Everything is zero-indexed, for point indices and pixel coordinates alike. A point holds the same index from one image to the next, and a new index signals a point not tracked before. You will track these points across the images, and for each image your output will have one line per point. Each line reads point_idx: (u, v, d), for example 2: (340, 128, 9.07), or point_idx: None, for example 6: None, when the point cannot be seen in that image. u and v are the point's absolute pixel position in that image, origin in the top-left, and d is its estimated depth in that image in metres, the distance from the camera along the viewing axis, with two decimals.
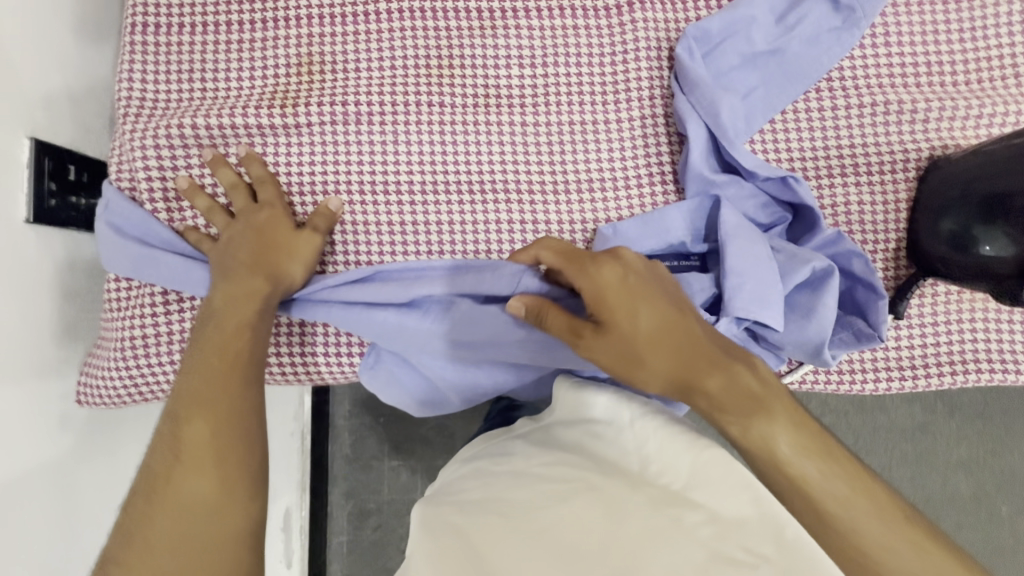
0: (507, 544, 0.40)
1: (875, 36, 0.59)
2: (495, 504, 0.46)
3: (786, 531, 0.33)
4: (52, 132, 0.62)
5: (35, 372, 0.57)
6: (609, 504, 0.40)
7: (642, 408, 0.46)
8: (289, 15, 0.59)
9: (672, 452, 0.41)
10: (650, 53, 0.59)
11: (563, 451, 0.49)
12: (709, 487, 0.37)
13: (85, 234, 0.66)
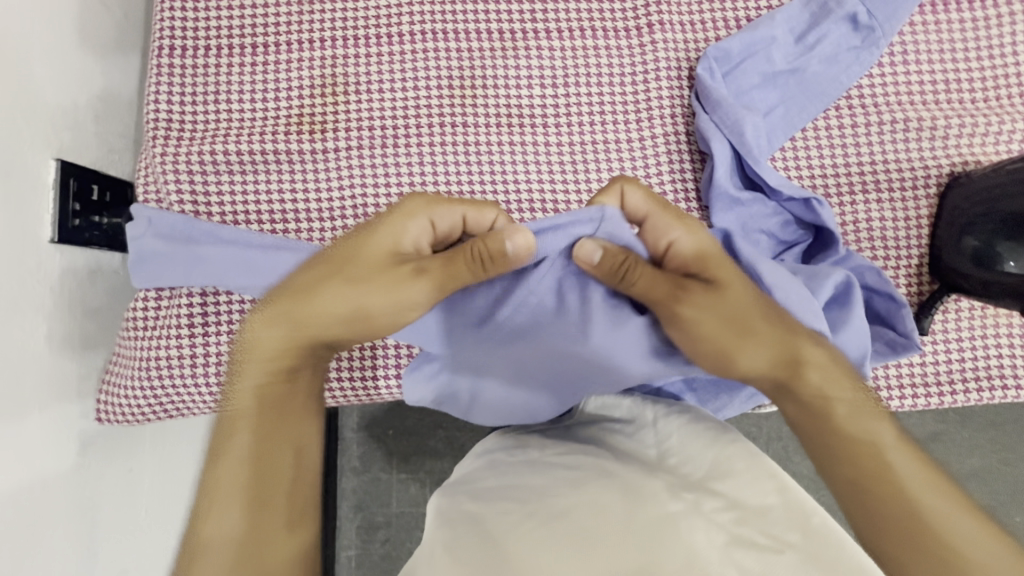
0: (523, 527, 0.40)
1: (892, 56, 0.60)
2: (506, 489, 0.46)
3: (810, 520, 0.36)
4: (76, 153, 0.63)
5: (58, 388, 0.57)
6: (628, 489, 0.41)
7: (667, 411, 0.50)
8: (314, 37, 0.60)
9: (697, 448, 0.44)
10: (669, 73, 0.60)
11: (579, 442, 0.50)
12: (733, 478, 0.40)
13: (107, 251, 0.67)
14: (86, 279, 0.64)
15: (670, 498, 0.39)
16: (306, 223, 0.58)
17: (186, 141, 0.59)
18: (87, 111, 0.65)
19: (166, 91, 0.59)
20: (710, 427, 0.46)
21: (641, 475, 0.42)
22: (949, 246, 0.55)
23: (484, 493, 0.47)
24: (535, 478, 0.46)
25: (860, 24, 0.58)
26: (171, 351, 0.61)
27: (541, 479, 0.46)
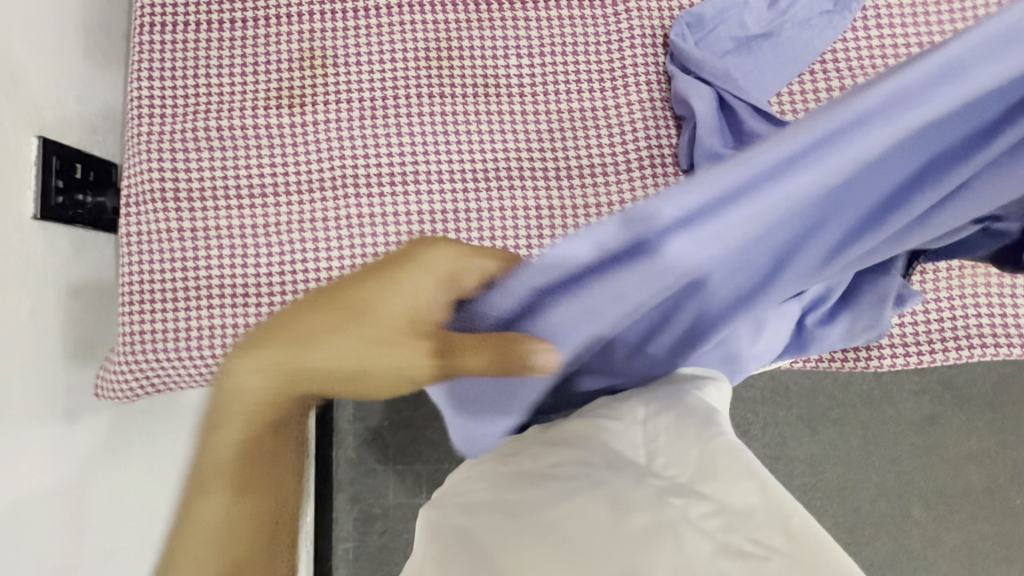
0: (508, 539, 0.39)
1: (887, 13, 0.54)
2: (493, 498, 0.44)
3: (789, 519, 0.33)
4: (60, 131, 0.61)
5: (44, 372, 0.57)
6: (612, 494, 0.39)
7: (655, 406, 0.46)
8: (289, 11, 0.58)
9: (683, 447, 0.41)
10: (647, 38, 0.56)
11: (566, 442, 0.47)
12: (717, 480, 0.38)
13: (91, 232, 0.65)
14: (71, 257, 0.62)
15: (657, 504, 0.37)
16: (281, 204, 0.56)
17: (167, 120, 0.57)
18: (69, 88, 0.63)
19: (146, 67, 0.57)
20: (696, 420, 0.43)
21: (626, 478, 0.40)
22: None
23: (475, 493, 0.46)
24: (522, 478, 0.45)
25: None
26: (149, 327, 0.55)
27: (528, 477, 0.45)
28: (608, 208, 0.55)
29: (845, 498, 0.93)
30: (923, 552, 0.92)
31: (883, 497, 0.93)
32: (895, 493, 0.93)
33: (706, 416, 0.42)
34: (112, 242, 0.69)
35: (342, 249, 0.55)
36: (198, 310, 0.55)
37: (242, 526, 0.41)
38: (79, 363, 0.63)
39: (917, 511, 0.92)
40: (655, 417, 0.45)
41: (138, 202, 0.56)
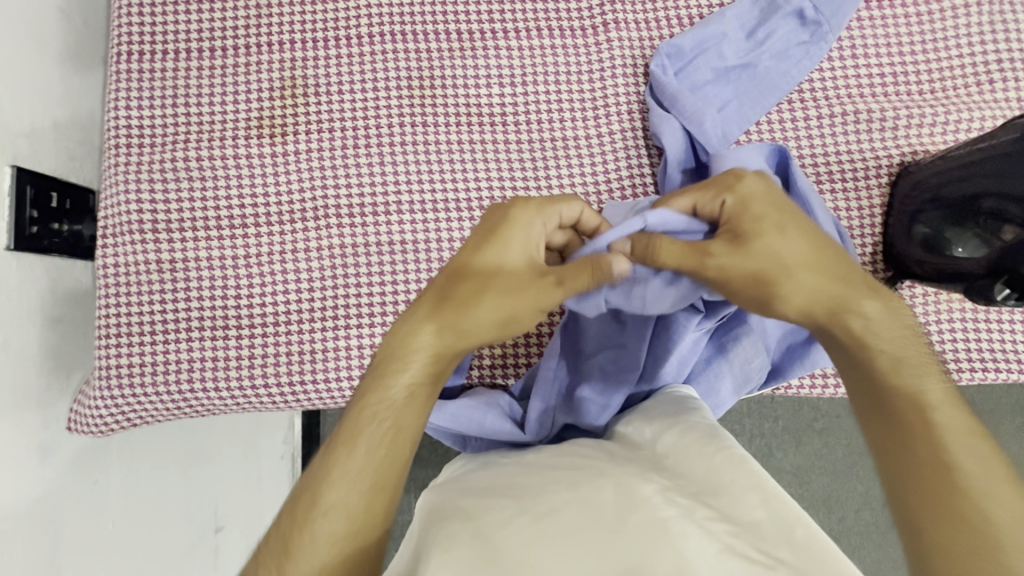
0: (511, 529, 0.38)
1: (855, 43, 0.56)
2: (498, 492, 0.44)
3: (792, 529, 0.35)
4: (34, 161, 0.60)
5: (17, 406, 0.55)
6: (621, 491, 0.39)
7: (659, 425, 0.47)
8: (270, 40, 0.58)
9: (690, 458, 0.42)
10: (625, 66, 0.58)
11: (574, 447, 0.48)
12: (722, 493, 0.39)
13: (68, 261, 0.64)
14: (46, 287, 0.61)
15: (661, 503, 0.37)
16: (264, 232, 0.56)
17: (146, 150, 0.56)
18: (46, 116, 0.63)
19: (125, 96, 0.57)
20: (700, 435, 0.44)
21: (633, 479, 0.41)
22: (898, 234, 0.53)
23: (467, 498, 0.45)
24: (524, 485, 0.45)
25: (808, 20, 0.55)
26: (129, 359, 0.54)
27: (527, 485, 0.44)
28: None
29: (830, 507, 0.94)
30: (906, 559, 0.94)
31: (868, 506, 0.94)
32: (878, 502, 0.94)
33: (712, 432, 0.44)
34: (89, 269, 0.68)
35: (326, 278, 0.55)
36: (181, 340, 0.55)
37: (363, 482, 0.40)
38: (55, 395, 0.61)
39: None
40: (663, 432, 0.46)
41: (117, 232, 0.55)
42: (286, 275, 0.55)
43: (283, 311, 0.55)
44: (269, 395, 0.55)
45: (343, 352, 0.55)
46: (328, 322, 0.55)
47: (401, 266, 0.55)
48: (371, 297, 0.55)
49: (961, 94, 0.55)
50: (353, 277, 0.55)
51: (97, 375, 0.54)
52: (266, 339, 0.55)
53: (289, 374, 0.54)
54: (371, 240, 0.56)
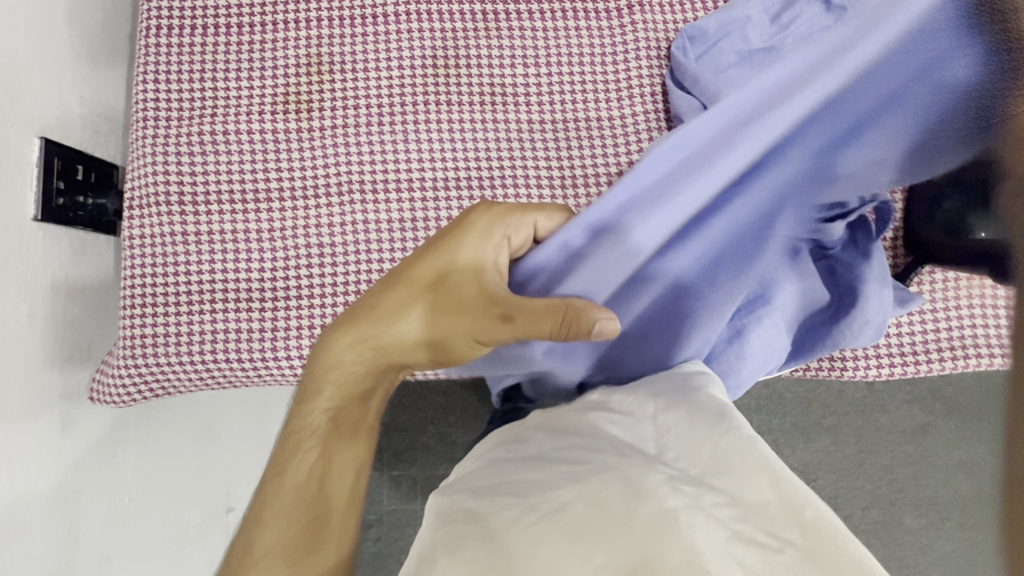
0: (524, 522, 0.39)
1: None
2: (507, 486, 0.45)
3: (802, 511, 0.35)
4: (61, 134, 0.61)
5: (39, 374, 0.56)
6: (625, 482, 0.40)
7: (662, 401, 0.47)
8: (298, 17, 0.59)
9: (694, 441, 0.43)
10: (649, 49, 0.58)
11: (576, 432, 0.48)
12: (730, 474, 0.39)
13: (92, 235, 0.65)
14: (70, 260, 0.62)
15: (671, 491, 0.38)
16: (287, 208, 0.56)
17: (173, 124, 0.57)
18: (72, 90, 0.63)
19: (153, 70, 0.58)
20: (708, 414, 0.44)
21: (637, 468, 0.41)
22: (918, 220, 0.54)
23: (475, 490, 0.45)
24: (531, 476, 0.45)
25: (833, 5, 0.55)
26: (151, 330, 0.55)
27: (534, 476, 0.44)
28: None
29: (837, 505, 0.94)
30: (910, 558, 0.94)
31: (875, 504, 0.94)
32: (886, 500, 0.94)
33: (716, 411, 0.43)
34: (112, 244, 0.69)
35: (347, 255, 0.56)
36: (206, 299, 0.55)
37: (293, 501, 0.46)
38: (76, 367, 0.62)
39: (907, 519, 0.94)
40: (664, 413, 0.46)
41: (142, 205, 0.56)
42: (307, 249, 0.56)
43: (305, 286, 0.55)
44: (291, 370, 0.56)
45: None
46: (350, 299, 0.55)
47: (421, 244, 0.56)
48: None
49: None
50: (374, 254, 0.56)
51: (120, 346, 0.55)
52: (287, 314, 0.55)
53: (311, 349, 0.55)
54: (393, 217, 0.56)
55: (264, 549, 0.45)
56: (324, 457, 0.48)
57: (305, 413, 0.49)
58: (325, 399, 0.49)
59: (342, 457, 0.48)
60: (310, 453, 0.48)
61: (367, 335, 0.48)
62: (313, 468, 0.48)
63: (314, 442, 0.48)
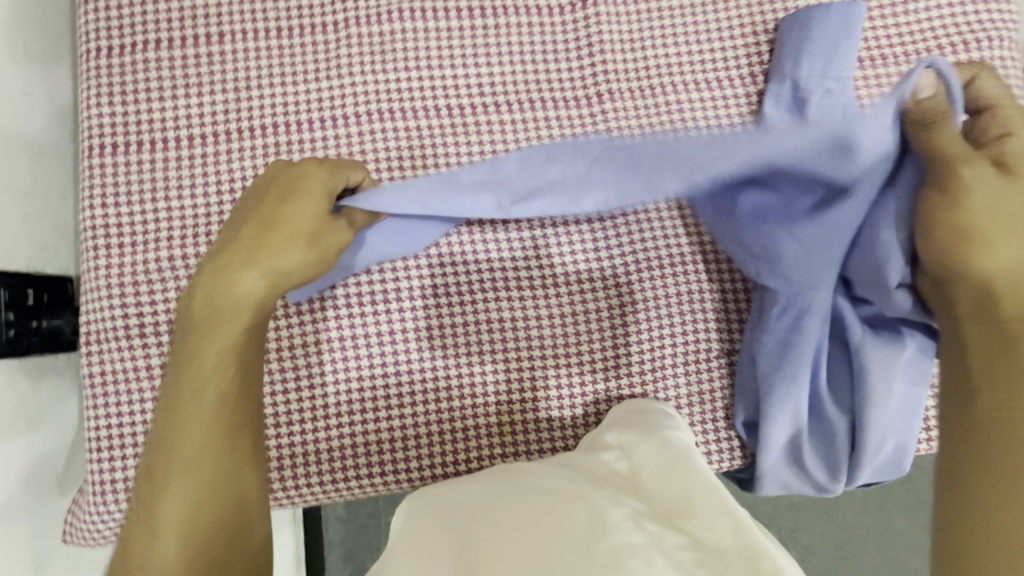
0: (509, 541, 0.46)
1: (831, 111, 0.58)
2: (491, 512, 0.50)
3: (760, 561, 0.40)
4: (7, 258, 0.59)
5: (6, 520, 0.54)
6: (602, 516, 0.45)
7: (647, 439, 0.52)
8: (254, 125, 0.58)
9: (664, 480, 0.48)
10: (603, 142, 0.61)
11: (560, 466, 0.54)
12: (696, 517, 0.44)
13: (50, 357, 0.63)
14: (27, 392, 0.59)
15: (637, 527, 0.43)
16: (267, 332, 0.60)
17: (130, 250, 0.56)
18: (14, 208, 0.60)
19: (102, 194, 0.57)
20: (675, 452, 0.50)
21: (610, 500, 0.47)
22: None
23: (458, 519, 0.51)
24: (511, 505, 0.50)
25: (832, 89, 0.57)
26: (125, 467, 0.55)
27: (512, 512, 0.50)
28: (582, 311, 0.61)
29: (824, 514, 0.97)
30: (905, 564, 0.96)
31: (864, 512, 0.97)
32: (874, 506, 0.97)
33: (687, 453, 0.50)
34: (74, 359, 0.67)
35: (334, 374, 0.60)
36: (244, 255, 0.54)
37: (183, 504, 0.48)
38: (45, 500, 0.60)
39: (897, 522, 0.96)
40: (642, 446, 0.52)
41: (101, 338, 0.56)
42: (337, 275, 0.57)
43: (286, 410, 0.59)
44: (281, 495, 0.60)
45: (347, 449, 0.60)
46: (336, 420, 0.60)
47: (406, 351, 0.60)
48: (369, 393, 0.60)
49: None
50: (353, 375, 0.60)
51: (91, 491, 0.56)
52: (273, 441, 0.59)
53: (300, 471, 0.60)
54: (376, 330, 0.60)
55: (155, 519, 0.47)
56: (189, 413, 0.49)
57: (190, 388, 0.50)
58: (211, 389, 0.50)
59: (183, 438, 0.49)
60: (202, 398, 0.50)
61: (219, 357, 0.50)
62: (194, 394, 0.50)
63: (210, 385, 0.50)
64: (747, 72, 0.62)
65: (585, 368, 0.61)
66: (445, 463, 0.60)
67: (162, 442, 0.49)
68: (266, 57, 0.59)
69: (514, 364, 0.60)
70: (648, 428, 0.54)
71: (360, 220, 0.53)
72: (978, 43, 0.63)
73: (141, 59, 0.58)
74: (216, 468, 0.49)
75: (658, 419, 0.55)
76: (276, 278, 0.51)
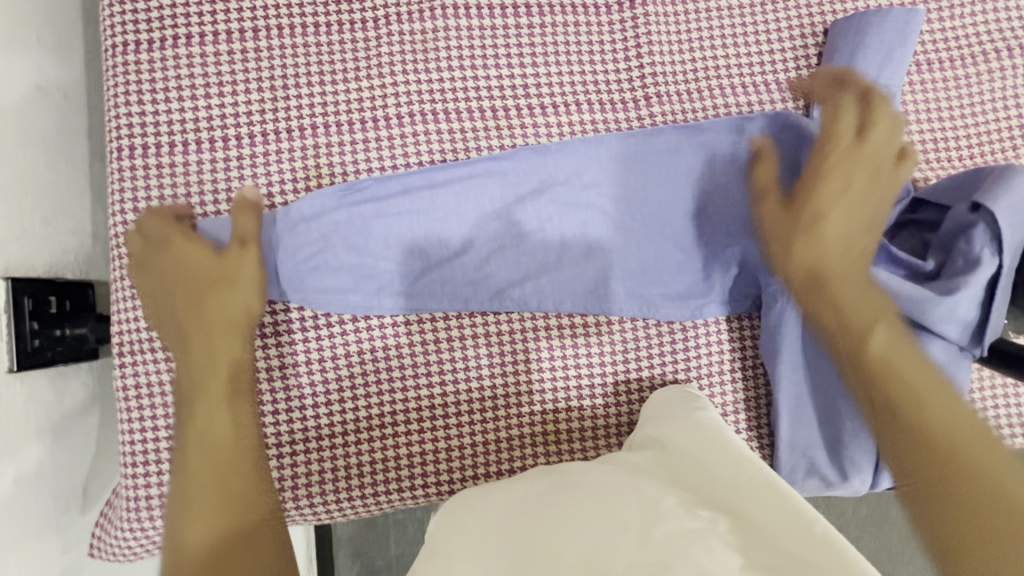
0: (552, 536, 0.43)
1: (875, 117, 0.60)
2: (529, 512, 0.48)
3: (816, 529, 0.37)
4: (29, 264, 0.55)
5: (35, 538, 0.52)
6: (648, 505, 0.43)
7: (687, 435, 0.51)
8: (293, 126, 0.57)
9: (705, 464, 0.47)
10: None
11: (598, 463, 0.52)
12: (743, 494, 0.43)
13: (73, 365, 0.60)
14: (52, 402, 0.57)
15: (688, 512, 0.41)
16: (300, 341, 0.57)
17: None
18: (33, 211, 0.56)
19: (133, 198, 0.55)
20: (712, 439, 0.49)
21: (654, 489, 0.45)
22: None
23: (496, 520, 0.49)
24: (552, 502, 0.48)
25: (882, 96, 0.59)
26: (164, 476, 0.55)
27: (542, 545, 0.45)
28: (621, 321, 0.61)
29: (833, 508, 0.99)
30: (908, 557, 0.99)
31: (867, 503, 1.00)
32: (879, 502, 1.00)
33: (727, 440, 0.49)
34: (97, 365, 0.64)
35: (369, 388, 0.57)
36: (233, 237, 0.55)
37: (212, 482, 0.48)
38: (72, 514, 0.58)
39: (898, 516, 1.00)
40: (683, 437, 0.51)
41: (133, 349, 0.55)
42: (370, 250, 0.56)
43: (324, 425, 0.57)
44: (324, 510, 0.58)
45: (385, 462, 0.58)
46: (377, 432, 0.57)
47: (445, 362, 0.58)
48: (412, 401, 0.58)
49: (936, 164, 0.63)
50: (396, 383, 0.57)
51: (124, 506, 0.55)
52: (307, 453, 0.57)
53: (342, 485, 0.57)
54: (415, 339, 0.58)
55: (202, 492, 0.47)
56: (212, 395, 0.51)
57: (189, 377, 0.52)
58: (219, 370, 0.52)
59: (210, 418, 0.50)
60: (219, 376, 0.52)
61: (215, 335, 0.52)
62: (185, 386, 0.52)
63: (223, 367, 0.52)
64: (794, 75, 0.63)
65: (623, 378, 0.61)
66: (482, 472, 0.59)
67: (186, 436, 0.50)
68: (303, 55, 0.57)
69: (542, 370, 0.59)
70: (688, 419, 0.53)
71: (248, 225, 0.54)
72: (1012, 51, 0.64)
73: (171, 56, 0.56)
74: (193, 462, 0.49)
75: (688, 403, 0.56)
76: (225, 284, 0.53)
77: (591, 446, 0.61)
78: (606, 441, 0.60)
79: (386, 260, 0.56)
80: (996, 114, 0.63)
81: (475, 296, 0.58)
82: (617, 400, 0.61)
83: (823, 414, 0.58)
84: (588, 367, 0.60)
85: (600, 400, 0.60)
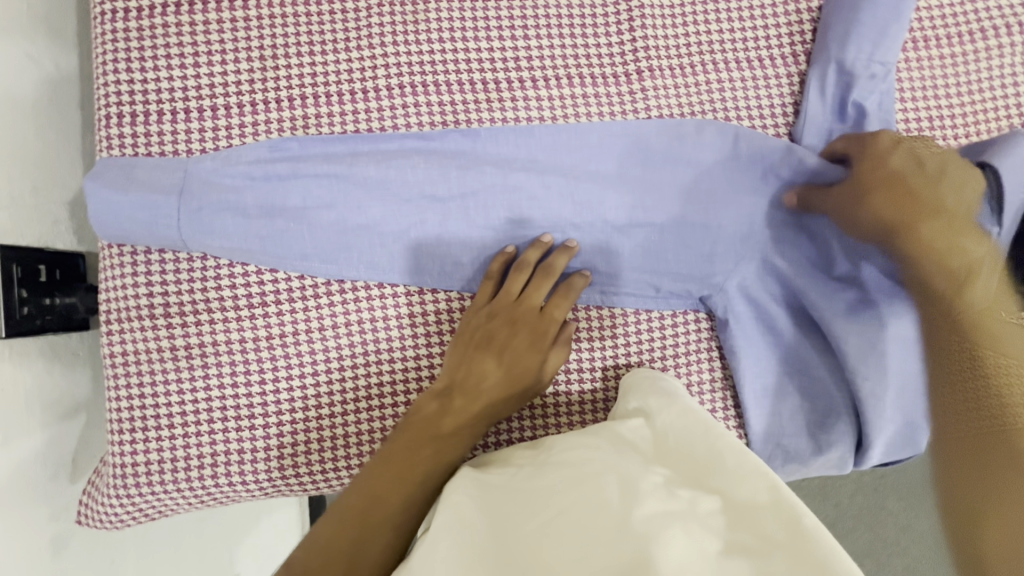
0: (534, 523, 0.43)
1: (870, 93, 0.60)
2: (517, 493, 0.47)
3: (799, 519, 0.36)
4: (18, 232, 0.55)
5: (23, 504, 0.52)
6: (629, 485, 0.42)
7: (673, 414, 0.50)
8: (282, 96, 0.57)
9: (693, 448, 0.46)
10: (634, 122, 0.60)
11: (581, 435, 0.52)
12: (726, 475, 0.42)
13: (63, 336, 0.60)
14: (42, 371, 0.57)
15: (668, 496, 0.41)
16: (288, 314, 0.56)
17: None
18: (24, 180, 0.56)
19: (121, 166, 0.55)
20: (698, 419, 0.49)
21: (639, 470, 0.44)
22: None
23: (482, 496, 0.48)
24: (538, 484, 0.47)
25: (877, 74, 0.59)
26: (153, 445, 0.55)
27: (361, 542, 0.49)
28: (609, 304, 0.60)
29: (824, 494, 1.00)
30: (900, 542, 1.00)
31: (858, 490, 1.00)
32: (870, 487, 1.01)
33: (716, 421, 0.48)
34: (88, 337, 0.65)
35: (356, 361, 0.57)
36: (183, 220, 0.53)
37: None
38: (60, 483, 0.58)
39: (889, 501, 1.01)
40: (671, 419, 0.50)
41: (121, 316, 0.55)
42: (360, 219, 0.56)
43: (309, 395, 0.56)
44: (311, 482, 0.57)
45: (372, 436, 0.57)
46: (364, 404, 0.57)
47: (434, 336, 0.58)
48: (400, 375, 0.57)
49: None
50: (385, 355, 0.57)
51: (112, 473, 0.55)
52: (293, 424, 0.56)
53: (328, 456, 0.57)
54: (403, 312, 0.57)
55: None
56: None
57: None
58: None
59: None
60: None
61: None
62: None
63: None
64: (788, 51, 0.62)
65: (611, 355, 0.61)
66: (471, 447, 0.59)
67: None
68: (294, 24, 0.57)
69: None
70: (672, 396, 0.52)
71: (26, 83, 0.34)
72: (1012, 28, 0.63)
73: (160, 23, 0.56)
74: None
75: (667, 383, 0.55)
76: None
77: (578, 419, 0.61)
78: (594, 413, 0.61)
79: (377, 232, 0.56)
80: (994, 93, 0.63)
81: (462, 272, 0.58)
82: (606, 376, 0.61)
83: (802, 398, 0.60)
84: (576, 343, 0.60)
85: (588, 374, 0.61)
